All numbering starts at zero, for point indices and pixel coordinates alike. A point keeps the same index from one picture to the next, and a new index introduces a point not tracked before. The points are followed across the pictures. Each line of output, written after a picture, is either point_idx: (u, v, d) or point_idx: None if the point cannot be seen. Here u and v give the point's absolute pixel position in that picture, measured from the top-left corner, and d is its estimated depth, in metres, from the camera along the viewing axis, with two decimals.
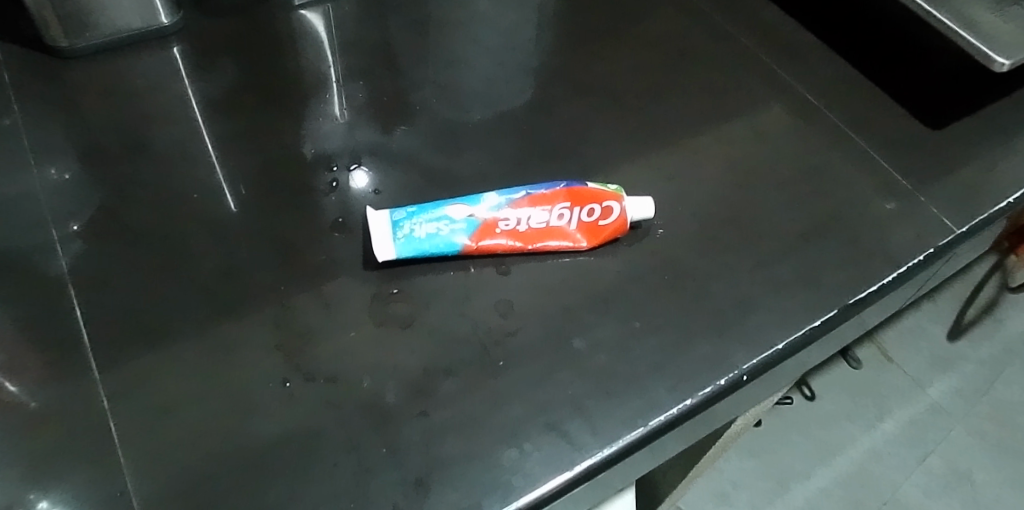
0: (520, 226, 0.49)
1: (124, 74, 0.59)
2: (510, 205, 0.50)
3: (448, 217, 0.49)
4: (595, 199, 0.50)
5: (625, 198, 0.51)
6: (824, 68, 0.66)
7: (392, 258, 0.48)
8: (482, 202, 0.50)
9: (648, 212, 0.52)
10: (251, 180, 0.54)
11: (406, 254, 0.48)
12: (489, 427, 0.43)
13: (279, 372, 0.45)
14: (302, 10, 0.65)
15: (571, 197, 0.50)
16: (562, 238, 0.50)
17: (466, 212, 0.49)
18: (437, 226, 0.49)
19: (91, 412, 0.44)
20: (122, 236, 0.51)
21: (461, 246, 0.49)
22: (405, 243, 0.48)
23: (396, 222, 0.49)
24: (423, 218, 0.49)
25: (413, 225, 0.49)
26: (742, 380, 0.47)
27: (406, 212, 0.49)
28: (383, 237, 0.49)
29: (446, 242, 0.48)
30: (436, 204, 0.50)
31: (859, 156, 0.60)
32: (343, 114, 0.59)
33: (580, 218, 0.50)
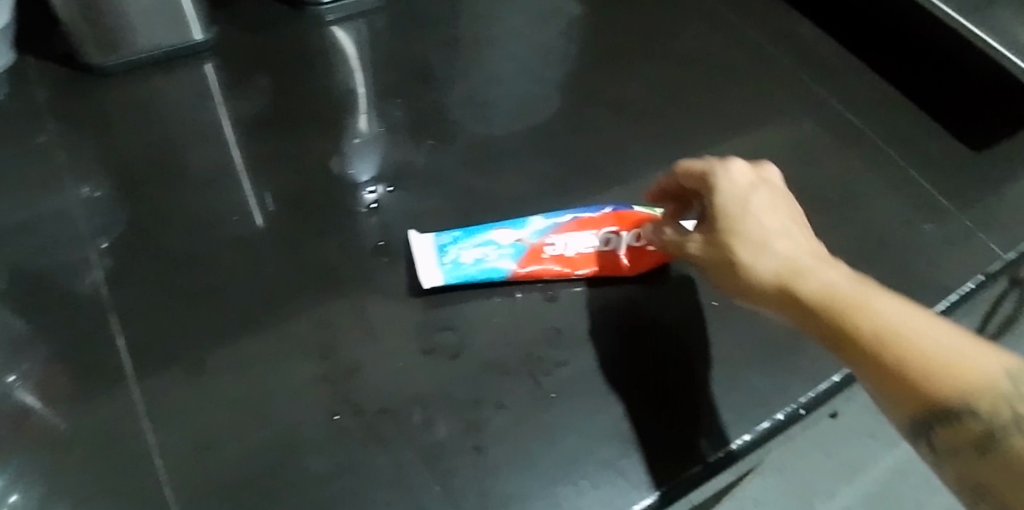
0: (568, 250, 0.49)
1: (157, 90, 0.58)
2: (555, 229, 0.49)
3: (494, 242, 0.48)
4: (642, 222, 0.50)
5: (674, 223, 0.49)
6: (862, 87, 0.65)
7: (438, 285, 0.47)
8: (528, 226, 0.49)
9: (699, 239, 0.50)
10: (289, 199, 0.53)
11: (452, 280, 0.47)
12: (545, 462, 0.41)
13: (326, 404, 0.43)
14: (333, 26, 0.63)
15: (616, 220, 0.50)
16: (609, 264, 0.49)
17: (511, 236, 0.49)
18: (483, 252, 0.48)
19: (130, 441, 0.42)
20: (158, 257, 0.50)
21: (507, 272, 0.48)
22: (451, 271, 0.47)
23: (442, 247, 0.48)
24: (469, 243, 0.48)
25: (459, 251, 0.48)
26: (799, 413, 0.46)
27: (451, 236, 0.49)
28: (429, 263, 0.48)
29: (492, 267, 0.47)
30: (479, 228, 0.49)
31: (904, 179, 0.59)
32: (379, 132, 0.58)
33: (628, 243, 0.49)
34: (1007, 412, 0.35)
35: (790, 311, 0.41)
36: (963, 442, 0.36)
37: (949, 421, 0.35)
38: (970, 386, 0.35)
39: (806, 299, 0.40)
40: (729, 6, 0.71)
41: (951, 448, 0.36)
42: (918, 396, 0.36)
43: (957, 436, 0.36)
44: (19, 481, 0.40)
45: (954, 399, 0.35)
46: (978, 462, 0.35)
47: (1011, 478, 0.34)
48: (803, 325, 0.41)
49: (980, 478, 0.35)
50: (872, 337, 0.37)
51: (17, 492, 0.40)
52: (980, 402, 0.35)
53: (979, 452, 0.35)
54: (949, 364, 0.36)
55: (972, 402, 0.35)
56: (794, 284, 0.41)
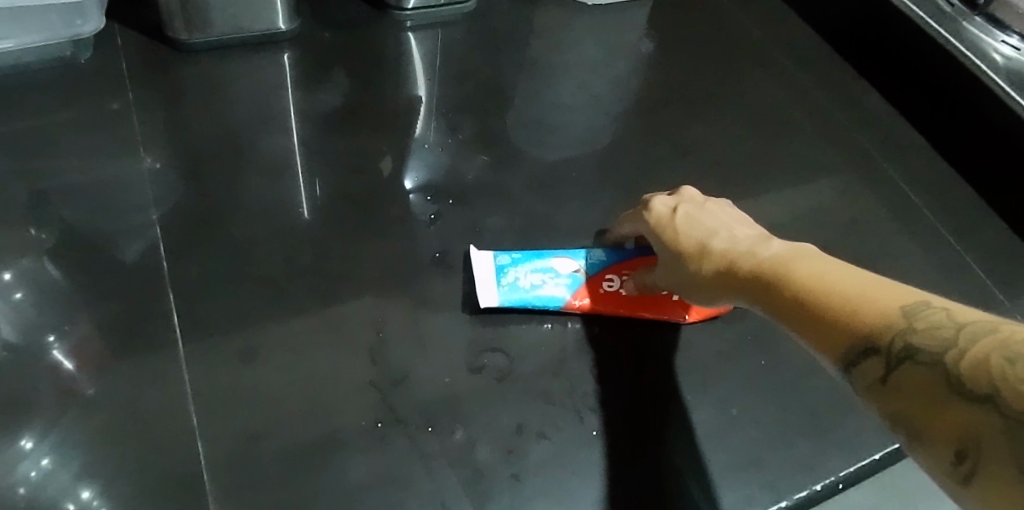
0: (626, 287, 0.48)
1: (232, 72, 0.58)
2: (611, 266, 0.49)
3: (553, 269, 0.48)
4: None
5: None
6: (926, 164, 0.65)
7: (494, 306, 0.47)
8: (586, 259, 0.49)
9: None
10: (349, 196, 0.53)
11: (508, 302, 0.47)
12: (582, 500, 0.41)
13: (369, 410, 0.43)
14: (410, 32, 0.64)
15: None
16: (663, 309, 0.48)
17: (567, 266, 0.49)
18: (541, 278, 0.48)
19: (167, 418, 0.42)
20: (213, 237, 0.49)
21: (563, 302, 0.47)
22: (509, 290, 0.47)
23: (500, 267, 0.48)
24: (528, 267, 0.48)
25: (517, 273, 0.48)
26: (837, 487, 0.45)
27: (511, 257, 0.49)
28: (487, 281, 0.48)
29: (549, 295, 0.47)
30: (536, 255, 0.49)
31: (960, 263, 0.59)
32: (444, 143, 0.58)
33: None
34: (905, 341, 0.30)
35: (733, 290, 0.41)
36: (880, 380, 0.31)
37: (854, 359, 0.32)
38: (878, 319, 0.32)
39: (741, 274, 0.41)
40: (802, 67, 0.70)
41: (875, 392, 0.31)
42: (826, 339, 0.34)
43: (868, 375, 0.31)
44: (57, 447, 0.40)
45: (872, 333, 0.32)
46: (887, 399, 0.31)
47: (919, 402, 0.29)
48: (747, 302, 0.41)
49: (897, 414, 0.30)
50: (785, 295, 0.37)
51: (50, 457, 0.40)
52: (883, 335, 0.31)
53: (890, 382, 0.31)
54: (855, 304, 0.33)
55: (879, 336, 0.31)
56: (732, 265, 0.42)
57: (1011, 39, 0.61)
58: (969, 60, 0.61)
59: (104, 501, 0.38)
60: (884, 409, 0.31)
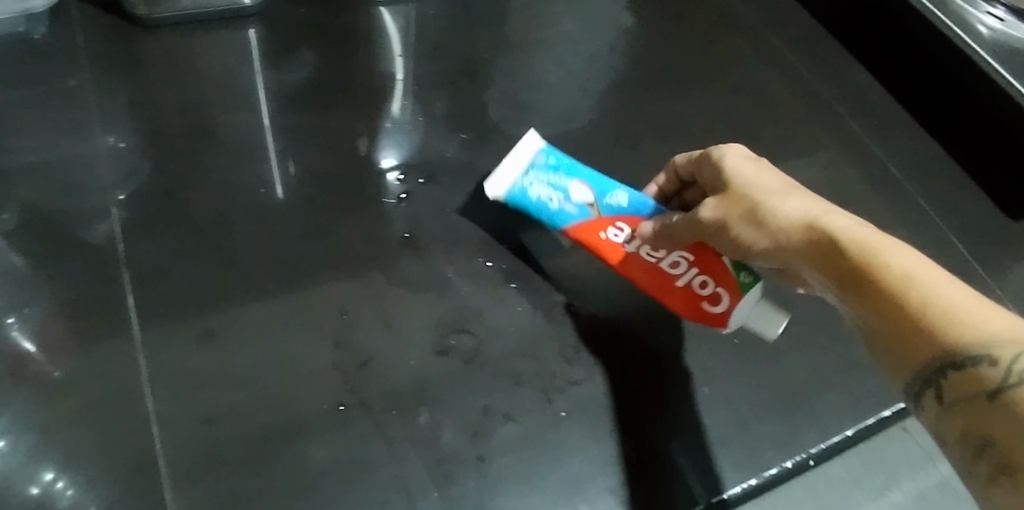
0: (630, 244, 0.48)
1: (197, 49, 0.57)
2: (630, 220, 0.49)
3: (567, 192, 0.50)
4: (718, 274, 0.45)
5: (743, 300, 0.45)
6: (908, 140, 0.64)
7: (496, 197, 0.51)
8: (608, 196, 0.49)
9: (774, 330, 0.45)
10: (317, 174, 0.52)
11: (511, 200, 0.51)
12: (548, 482, 0.41)
13: (331, 392, 0.42)
14: (382, 7, 0.62)
15: (697, 256, 0.46)
16: (659, 282, 0.47)
17: (585, 196, 0.50)
18: (551, 195, 0.50)
19: (125, 402, 0.41)
20: (176, 217, 0.48)
21: (557, 223, 0.50)
22: (517, 192, 0.50)
23: (530, 167, 0.51)
24: (548, 180, 0.50)
25: (537, 180, 0.51)
26: (808, 464, 0.45)
27: (546, 163, 0.51)
28: (509, 174, 0.51)
29: (547, 211, 0.50)
30: (568, 171, 0.51)
31: (938, 239, 0.58)
32: (415, 120, 0.56)
33: (687, 280, 0.46)
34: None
35: (808, 254, 0.40)
36: (983, 391, 0.33)
37: (963, 366, 0.33)
38: (999, 331, 0.33)
39: (830, 240, 0.39)
40: (784, 41, 0.69)
41: (965, 402, 0.34)
42: (935, 338, 0.34)
43: (969, 387, 0.33)
44: (13, 429, 0.39)
45: (995, 344, 0.33)
46: (982, 411, 0.33)
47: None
48: (817, 269, 0.40)
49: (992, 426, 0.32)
50: (896, 268, 0.36)
51: (6, 439, 0.39)
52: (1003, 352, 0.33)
53: (995, 402, 0.32)
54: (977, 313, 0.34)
55: (999, 348, 0.33)
56: (819, 225, 0.40)
57: (997, 10, 0.58)
58: (952, 32, 0.59)
59: (62, 484, 0.38)
60: (964, 417, 0.34)
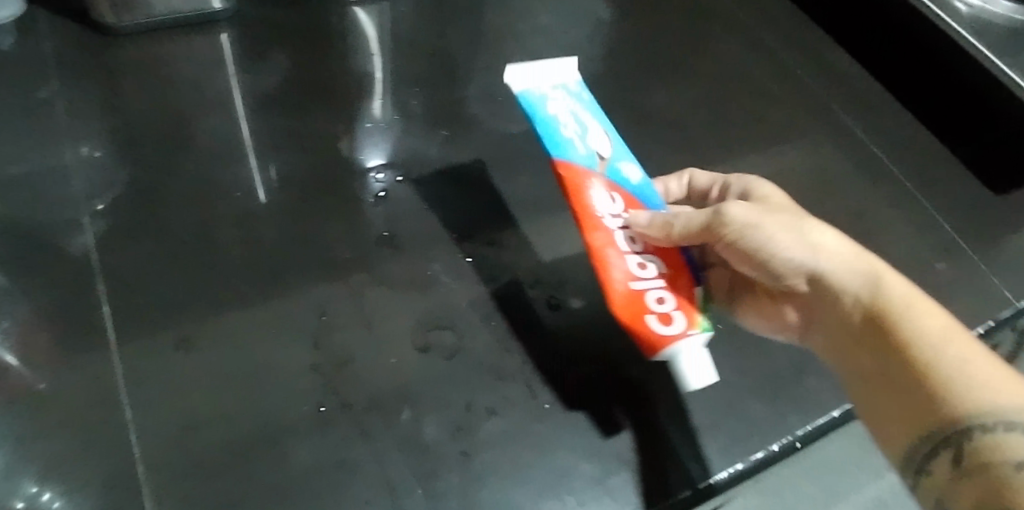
0: (611, 217, 0.43)
1: (169, 55, 0.56)
2: (626, 197, 0.45)
3: (585, 130, 0.46)
4: (679, 298, 0.42)
5: (691, 330, 0.40)
6: (887, 120, 0.64)
7: (514, 87, 0.46)
8: (619, 166, 0.46)
9: (699, 385, 0.40)
10: (294, 176, 0.52)
11: (529, 99, 0.46)
12: (533, 474, 0.41)
13: (311, 394, 0.42)
14: (355, 7, 0.62)
15: (669, 272, 0.43)
16: (615, 269, 0.41)
17: (599, 147, 0.46)
18: (569, 121, 0.46)
19: (105, 412, 0.40)
20: (153, 224, 0.48)
21: (557, 145, 0.45)
22: (539, 97, 0.46)
23: (562, 90, 0.48)
24: (575, 111, 0.47)
25: (565, 104, 0.47)
26: (794, 446, 0.45)
27: (579, 98, 0.48)
28: (538, 82, 0.47)
29: (557, 126, 0.45)
30: (595, 118, 0.48)
31: (922, 216, 0.58)
32: (391, 118, 0.56)
33: (649, 286, 0.41)
34: None
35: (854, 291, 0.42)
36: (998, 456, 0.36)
37: (989, 431, 0.37)
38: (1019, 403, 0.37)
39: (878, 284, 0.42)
40: (760, 26, 0.69)
41: (980, 466, 0.37)
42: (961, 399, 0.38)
43: (997, 454, 0.36)
44: None
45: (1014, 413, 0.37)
46: (1003, 481, 0.35)
47: None
48: (859, 307, 0.42)
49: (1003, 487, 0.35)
50: (932, 328, 0.40)
51: None
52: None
53: (1018, 475, 0.35)
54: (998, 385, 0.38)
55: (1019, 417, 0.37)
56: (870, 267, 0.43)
57: None
58: (932, 11, 0.60)
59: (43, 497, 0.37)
60: (977, 480, 0.37)
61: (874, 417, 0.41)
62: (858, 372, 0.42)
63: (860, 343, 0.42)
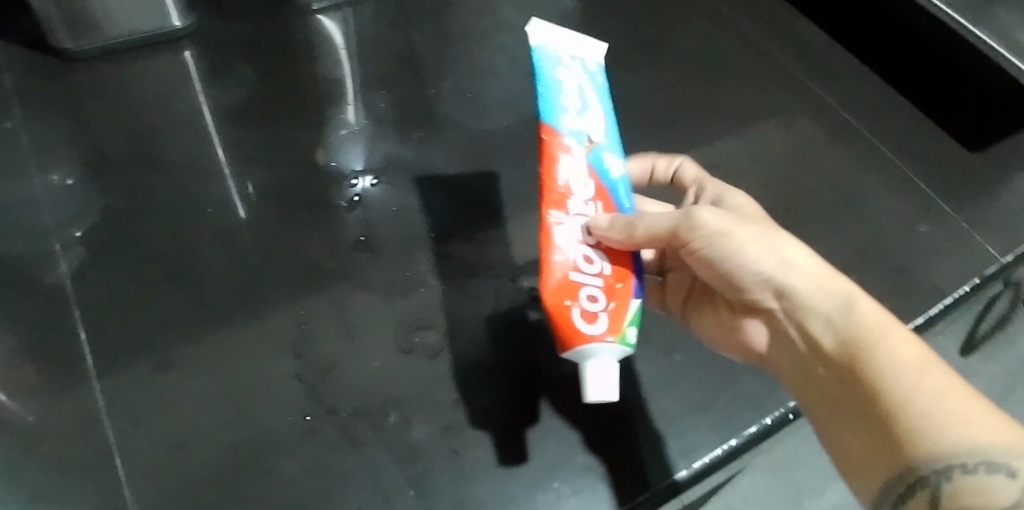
0: (575, 204, 0.40)
1: (133, 77, 0.56)
2: (598, 188, 0.41)
3: (586, 110, 0.41)
4: (616, 304, 0.38)
5: (607, 341, 0.37)
6: (859, 87, 0.64)
7: (533, 38, 0.41)
8: (609, 158, 0.41)
9: (595, 397, 0.37)
10: (267, 188, 0.51)
11: (544, 57, 0.41)
12: (526, 467, 0.41)
13: (298, 404, 0.42)
14: (319, 15, 0.61)
15: (614, 274, 0.39)
16: (559, 257, 0.38)
17: (593, 130, 0.41)
18: (573, 95, 0.41)
19: (93, 440, 0.40)
20: (128, 247, 0.48)
21: (549, 114, 0.40)
22: (553, 60, 0.41)
23: (581, 61, 0.42)
24: (586, 88, 0.42)
25: (578, 76, 0.42)
26: (788, 418, 0.45)
27: (596, 75, 0.43)
28: (559, 44, 0.41)
29: (557, 96, 0.40)
30: (600, 102, 0.42)
31: (901, 180, 0.58)
32: (362, 122, 0.56)
33: (588, 283, 0.38)
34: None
35: (823, 312, 0.39)
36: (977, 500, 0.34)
37: (968, 474, 0.34)
38: (1001, 440, 0.34)
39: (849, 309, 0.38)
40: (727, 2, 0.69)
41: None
42: (937, 440, 0.34)
43: (976, 496, 0.34)
44: None
45: (995, 452, 0.34)
46: None
47: None
48: (829, 327, 0.39)
49: None
50: (908, 356, 0.36)
51: None
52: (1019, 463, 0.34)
53: None
54: (979, 420, 0.35)
55: (1000, 455, 0.34)
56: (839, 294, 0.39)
57: None
58: None
59: None
60: None
61: (843, 450, 0.37)
62: (828, 400, 0.38)
63: (832, 370, 0.38)
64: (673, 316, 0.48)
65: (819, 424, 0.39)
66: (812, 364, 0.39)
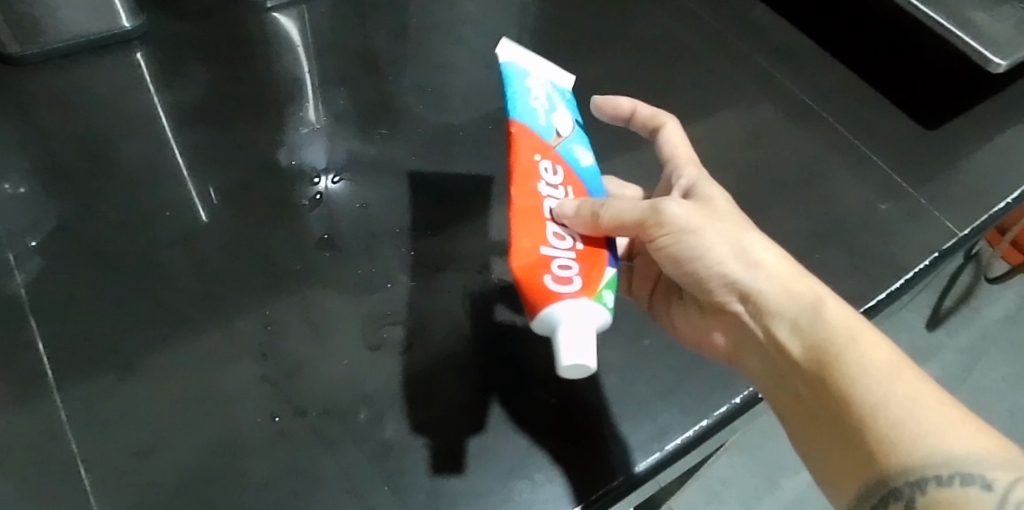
0: (544, 187, 0.40)
1: (84, 81, 0.54)
2: (570, 176, 0.42)
3: (555, 110, 0.43)
4: (586, 277, 0.38)
5: (579, 307, 0.36)
6: (817, 69, 0.64)
7: (501, 52, 0.43)
8: (578, 153, 0.43)
9: (567, 360, 0.35)
10: (227, 190, 0.51)
11: (512, 66, 0.43)
12: (500, 457, 0.41)
13: (267, 406, 0.41)
14: (273, 13, 0.60)
15: (585, 250, 0.39)
16: (529, 231, 0.38)
17: (562, 126, 0.42)
18: (542, 97, 0.43)
19: (56, 452, 0.39)
20: (85, 254, 0.46)
21: (519, 111, 0.41)
22: (522, 70, 0.43)
23: (549, 70, 0.44)
24: (554, 93, 0.43)
25: (546, 82, 0.43)
26: (757, 397, 0.46)
27: (564, 84, 0.44)
28: (526, 57, 0.44)
29: (526, 98, 0.42)
30: (565, 103, 0.44)
31: (860, 159, 0.59)
32: (322, 120, 0.55)
33: (559, 254, 0.38)
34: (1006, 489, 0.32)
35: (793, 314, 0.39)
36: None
37: (939, 484, 0.32)
38: (975, 449, 0.33)
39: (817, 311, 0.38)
40: None
41: None
42: (906, 446, 0.33)
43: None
44: None
45: (969, 461, 0.33)
46: None
47: None
48: (798, 328, 0.38)
49: None
50: (878, 359, 0.36)
51: None
52: (997, 474, 0.32)
53: None
54: (953, 428, 0.34)
55: (975, 466, 0.33)
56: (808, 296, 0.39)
57: None
58: None
59: None
60: None
61: (814, 459, 0.37)
62: (799, 408, 0.38)
63: (800, 375, 0.38)
64: (641, 304, 0.49)
65: (791, 432, 0.38)
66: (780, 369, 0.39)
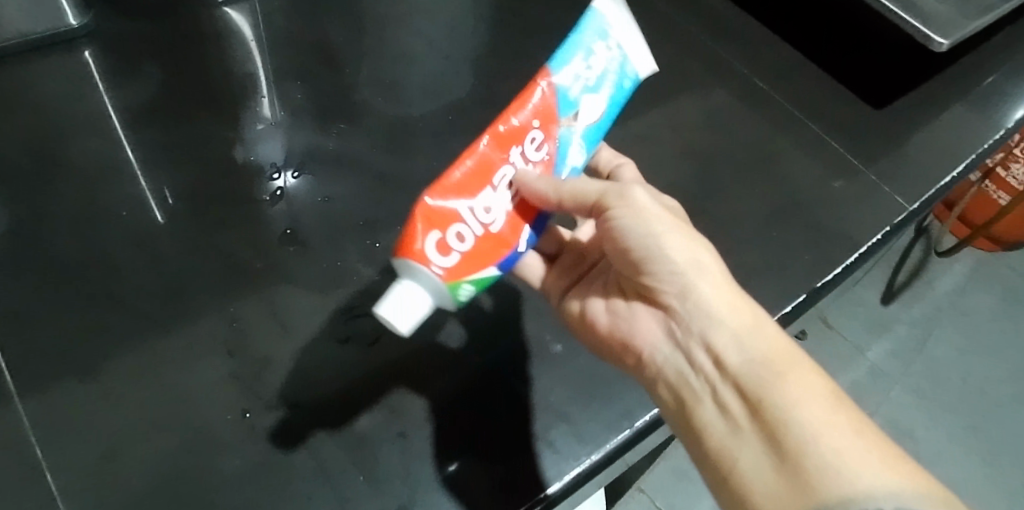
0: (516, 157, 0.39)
1: (29, 81, 0.53)
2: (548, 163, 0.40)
3: (593, 95, 0.40)
4: (475, 260, 0.37)
5: (435, 280, 0.36)
6: (770, 51, 0.66)
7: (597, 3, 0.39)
8: (577, 147, 0.41)
9: (386, 314, 0.36)
10: (184, 188, 0.50)
11: (591, 26, 0.40)
12: (472, 442, 0.41)
13: (236, 402, 0.41)
14: (224, 7, 0.59)
15: (494, 235, 0.38)
16: (463, 188, 0.37)
17: (586, 112, 0.40)
18: (594, 74, 0.40)
19: (20, 460, 0.39)
20: (39, 257, 0.45)
21: (558, 78, 0.39)
22: (599, 34, 0.40)
23: (626, 55, 0.41)
24: (610, 77, 0.40)
25: (612, 62, 0.40)
26: None
27: (632, 76, 0.41)
28: (618, 25, 0.40)
29: (576, 64, 0.39)
30: (614, 95, 0.41)
31: (812, 139, 0.61)
32: (278, 116, 0.55)
33: (466, 224, 0.37)
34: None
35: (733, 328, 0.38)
36: None
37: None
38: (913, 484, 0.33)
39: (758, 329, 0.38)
40: None
41: None
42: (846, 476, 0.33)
43: None
44: None
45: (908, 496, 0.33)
46: None
47: None
48: (739, 341, 0.38)
49: None
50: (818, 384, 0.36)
51: None
52: None
53: None
54: (889, 462, 0.34)
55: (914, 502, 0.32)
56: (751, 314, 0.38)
57: None
58: None
59: None
60: None
61: (738, 477, 0.35)
62: (728, 424, 0.37)
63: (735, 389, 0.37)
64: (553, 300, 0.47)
65: (714, 452, 0.37)
66: (713, 383, 0.38)
